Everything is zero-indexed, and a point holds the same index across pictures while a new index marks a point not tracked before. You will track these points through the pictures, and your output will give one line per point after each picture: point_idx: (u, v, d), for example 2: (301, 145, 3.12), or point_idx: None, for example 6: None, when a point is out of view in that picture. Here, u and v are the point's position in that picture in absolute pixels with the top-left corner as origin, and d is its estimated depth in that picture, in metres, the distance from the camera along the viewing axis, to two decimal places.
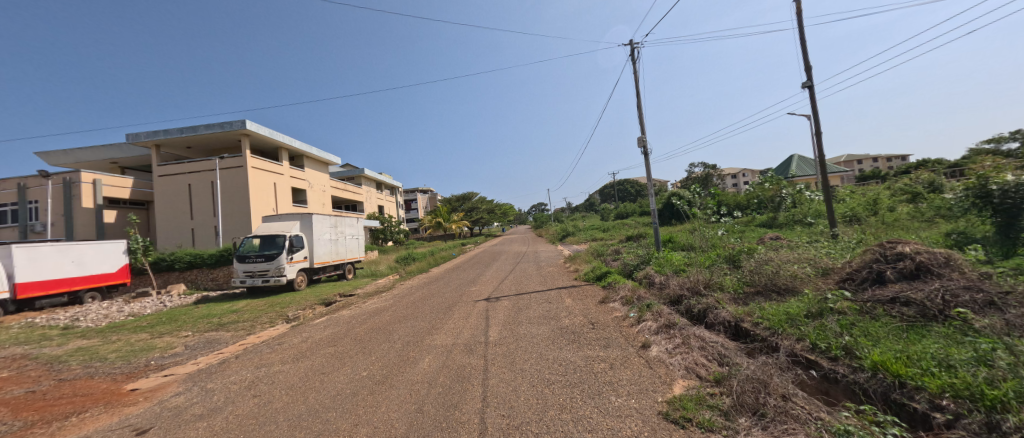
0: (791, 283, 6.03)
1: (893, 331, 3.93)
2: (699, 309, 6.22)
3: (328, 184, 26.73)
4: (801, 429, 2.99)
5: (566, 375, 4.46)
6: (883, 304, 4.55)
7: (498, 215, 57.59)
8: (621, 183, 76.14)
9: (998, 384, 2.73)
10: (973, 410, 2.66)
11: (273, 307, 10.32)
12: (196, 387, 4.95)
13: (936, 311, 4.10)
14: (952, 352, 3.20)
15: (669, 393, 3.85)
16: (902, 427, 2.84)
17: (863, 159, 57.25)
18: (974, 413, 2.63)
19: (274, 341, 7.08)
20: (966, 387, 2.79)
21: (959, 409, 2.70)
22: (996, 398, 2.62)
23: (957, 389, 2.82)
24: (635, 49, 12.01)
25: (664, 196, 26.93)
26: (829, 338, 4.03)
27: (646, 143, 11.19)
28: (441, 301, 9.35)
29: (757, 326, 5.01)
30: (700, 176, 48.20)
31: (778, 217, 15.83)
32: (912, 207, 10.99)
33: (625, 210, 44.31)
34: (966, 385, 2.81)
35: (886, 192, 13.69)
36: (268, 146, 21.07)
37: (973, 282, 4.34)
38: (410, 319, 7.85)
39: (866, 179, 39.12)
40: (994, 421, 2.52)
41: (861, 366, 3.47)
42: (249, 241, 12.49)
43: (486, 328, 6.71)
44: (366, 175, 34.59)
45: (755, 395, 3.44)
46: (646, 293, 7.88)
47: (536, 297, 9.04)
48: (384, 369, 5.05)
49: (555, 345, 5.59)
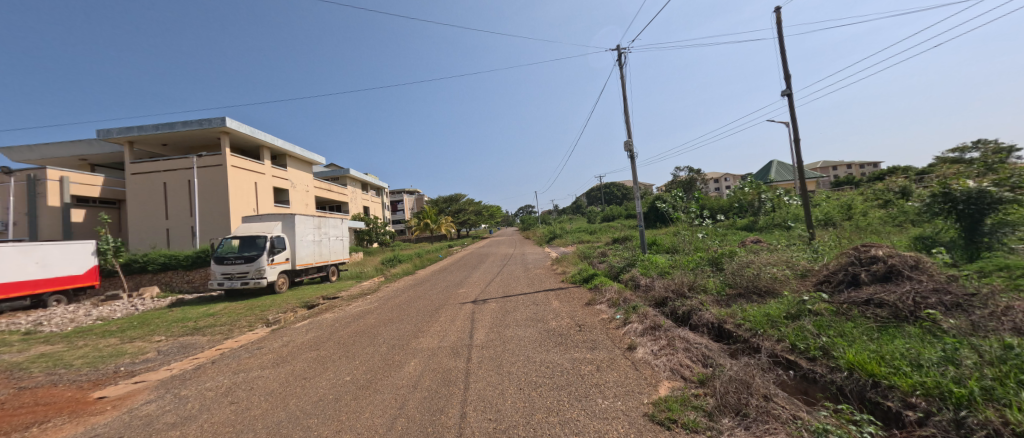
0: (771, 285, 6.22)
1: (867, 331, 4.08)
2: (683, 311, 6.32)
3: (312, 183, 26.20)
4: (782, 428, 3.05)
5: (553, 377, 4.46)
6: (858, 305, 4.72)
7: (486, 217, 57.40)
8: (609, 186, 77.30)
9: (966, 383, 2.83)
10: (942, 408, 2.75)
11: (252, 310, 10.01)
12: (168, 394, 4.74)
13: (907, 312, 4.26)
14: (923, 352, 3.32)
15: (654, 394, 3.89)
16: (876, 425, 2.92)
17: (839, 166, 59.48)
18: (944, 411, 2.72)
19: (253, 345, 6.87)
20: (936, 386, 2.89)
21: (929, 407, 2.80)
22: (962, 396, 2.71)
23: (928, 387, 2.92)
24: (621, 54, 12.09)
25: (649, 199, 27.39)
26: (807, 339, 4.17)
27: (632, 146, 11.31)
28: (427, 303, 9.24)
29: (739, 327, 5.13)
30: (684, 180, 49.08)
31: (758, 221, 16.30)
32: (884, 212, 11.48)
33: (613, 213, 44.78)
34: (936, 385, 2.90)
35: (860, 197, 14.26)
36: (248, 144, 20.52)
37: (940, 284, 4.54)
38: (396, 321, 7.74)
39: (843, 184, 40.79)
40: (961, 419, 2.61)
41: (838, 366, 3.60)
42: (228, 242, 12.10)
43: (472, 331, 6.65)
44: (352, 175, 34.00)
45: (737, 395, 3.50)
46: (632, 295, 7.95)
47: (523, 299, 9.03)
48: (369, 374, 4.95)
49: (542, 347, 5.59)
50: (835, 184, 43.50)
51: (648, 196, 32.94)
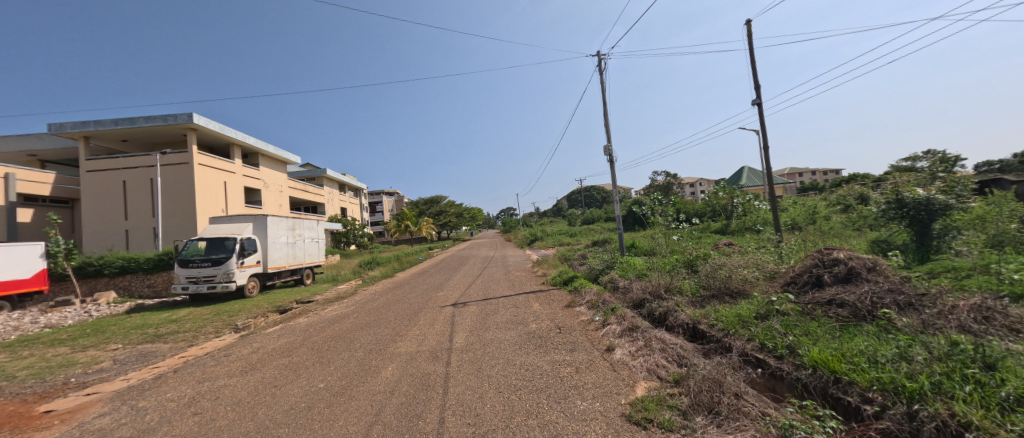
0: (742, 286, 6.47)
1: (829, 330, 4.31)
2: (660, 312, 6.47)
3: (286, 183, 25.33)
4: (751, 425, 3.17)
5: (533, 380, 4.46)
6: (821, 305, 4.97)
7: (468, 219, 57.02)
8: (589, 189, 78.35)
9: (917, 378, 3.02)
10: (896, 401, 2.93)
11: (219, 315, 9.55)
12: (124, 406, 4.46)
13: (865, 311, 4.53)
14: (879, 350, 3.53)
15: (632, 394, 3.96)
16: (837, 420, 3.08)
17: (804, 172, 62.49)
18: (898, 404, 2.90)
19: (219, 353, 6.54)
20: (891, 381, 3.08)
21: (885, 401, 2.98)
22: (914, 390, 2.90)
23: (883, 383, 3.11)
24: (601, 60, 12.32)
25: (627, 203, 27.96)
26: (775, 338, 4.36)
27: (611, 151, 11.53)
28: (406, 307, 9.08)
29: (712, 328, 5.30)
30: (662, 185, 50.35)
31: (730, 224, 16.92)
32: (845, 217, 12.15)
33: (592, 216, 45.39)
34: (891, 380, 3.09)
35: (823, 202, 15.04)
36: (217, 141, 19.64)
37: (895, 285, 4.85)
38: (373, 325, 7.57)
39: (808, 190, 42.89)
40: (913, 411, 2.79)
41: (803, 363, 3.77)
42: (194, 244, 11.52)
43: (452, 334, 6.57)
44: (328, 176, 33.09)
45: (710, 394, 3.61)
46: (611, 297, 8.07)
47: (504, 302, 9.01)
48: (344, 380, 4.81)
49: (522, 350, 5.59)
50: (800, 190, 45.68)
51: (627, 200, 33.60)
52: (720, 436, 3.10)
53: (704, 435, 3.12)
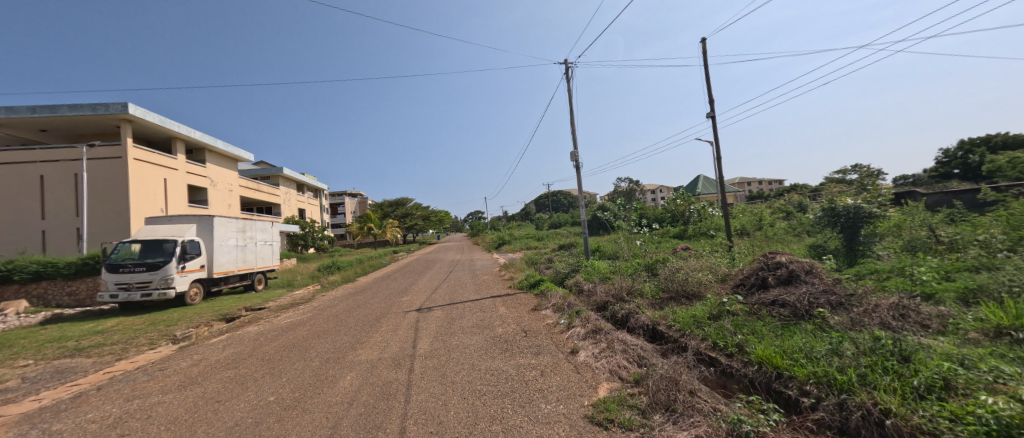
0: (697, 288, 6.82)
1: (773, 328, 4.64)
2: (622, 314, 6.67)
3: (236, 182, 23.65)
4: (703, 420, 3.34)
5: (498, 385, 4.43)
6: (766, 306, 5.35)
7: (434, 222, 56.04)
8: (555, 194, 79.64)
9: (846, 371, 3.32)
10: (829, 393, 3.21)
11: (154, 325, 8.70)
12: (34, 430, 3.92)
13: (804, 311, 4.92)
14: (815, 346, 3.85)
15: (594, 396, 4.04)
16: (779, 412, 3.32)
17: (751, 182, 67.29)
18: (830, 396, 3.18)
19: (153, 367, 5.94)
20: (824, 375, 3.36)
21: (819, 393, 3.25)
22: (843, 382, 3.19)
23: (818, 376, 3.39)
24: (569, 67, 12.61)
25: (592, 208, 28.70)
26: (726, 337, 4.63)
27: (577, 156, 11.79)
28: (367, 312, 8.75)
29: (670, 328, 5.54)
30: (624, 191, 52.24)
31: (687, 229, 17.83)
32: (787, 223, 13.20)
33: (558, 221, 46.12)
34: (825, 373, 3.37)
35: (768, 209, 16.27)
36: (157, 135, 17.98)
37: (828, 286, 5.32)
38: (331, 333, 7.21)
39: (756, 198, 46.15)
40: (843, 402, 3.07)
41: (750, 361, 4.03)
42: (126, 247, 10.43)
43: (416, 340, 6.39)
44: (286, 175, 31.22)
45: (667, 392, 3.76)
46: (576, 300, 8.22)
47: (470, 306, 8.91)
48: (298, 392, 4.53)
49: (488, 355, 5.54)
50: (748, 198, 49.09)
51: (592, 205, 34.46)
52: (676, 433, 3.23)
53: (662, 433, 3.24)
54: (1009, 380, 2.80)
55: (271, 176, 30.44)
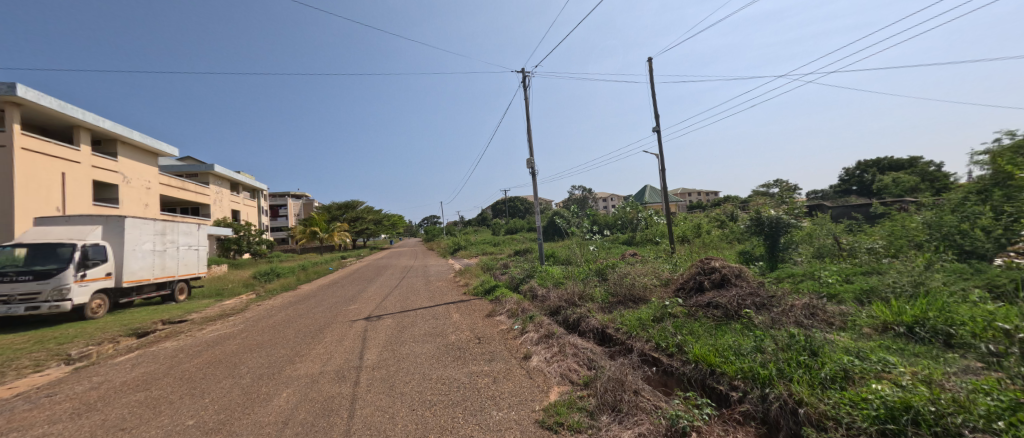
0: (642, 292, 7.24)
1: (708, 328, 5.06)
2: (574, 318, 6.89)
3: (156, 178, 21.21)
4: (646, 418, 3.56)
5: (449, 394, 4.40)
6: (702, 307, 5.81)
7: (387, 227, 54.03)
8: (511, 200, 80.21)
9: (767, 366, 3.72)
10: (753, 386, 3.58)
11: (46, 342, 7.54)
12: None
13: (734, 311, 5.42)
14: (743, 343, 4.26)
15: (545, 400, 4.16)
16: (712, 407, 3.63)
17: (691, 193, 72.58)
18: (754, 389, 3.54)
19: (42, 392, 5.14)
20: (749, 370, 3.74)
21: (745, 387, 3.61)
22: (765, 376, 3.56)
23: (744, 371, 3.75)
24: (526, 76, 12.90)
25: (548, 214, 29.31)
26: (667, 337, 4.97)
27: (533, 164, 12.03)
28: (309, 322, 8.25)
29: (618, 331, 5.83)
30: (577, 198, 53.92)
31: (635, 236, 18.82)
32: (722, 231, 14.42)
33: (514, 226, 46.47)
34: (749, 369, 3.75)
35: (705, 218, 17.66)
36: (55, 122, 15.70)
37: (754, 289, 5.90)
38: (267, 346, 6.71)
39: (696, 207, 49.83)
40: (765, 394, 3.43)
41: (688, 359, 4.37)
42: (9, 252, 8.98)
43: (363, 351, 6.14)
44: (217, 173, 28.51)
45: (614, 393, 3.96)
46: (530, 305, 8.35)
47: (422, 313, 8.72)
48: (225, 412, 4.16)
49: (440, 363, 5.47)
50: (689, 207, 52.79)
51: (548, 211, 35.20)
52: (621, 432, 3.41)
53: (608, 432, 3.41)
54: (892, 368, 3.29)
55: (200, 173, 27.66)
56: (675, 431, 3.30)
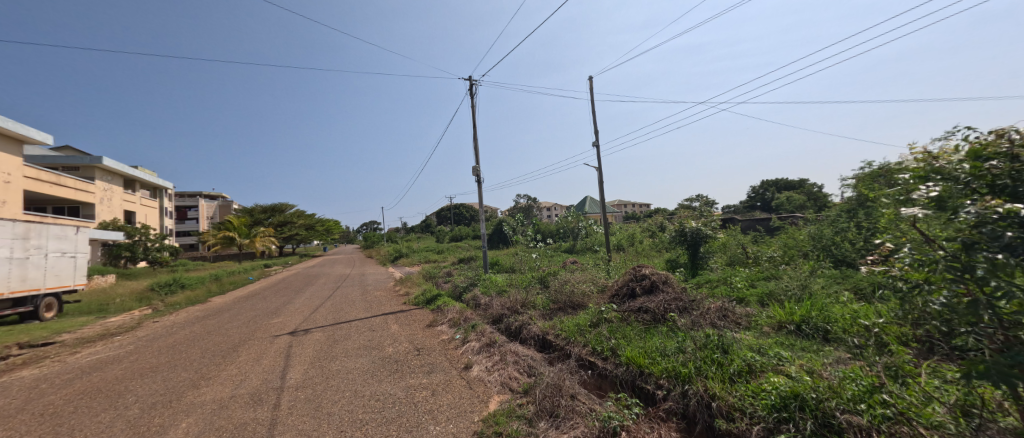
0: (580, 299, 7.63)
1: (638, 332, 5.47)
2: (516, 326, 7.07)
3: (16, 171, 18.31)
4: (581, 420, 3.80)
5: (383, 411, 4.37)
6: (633, 312, 6.25)
7: (319, 233, 50.83)
8: (458, 207, 79.79)
9: (687, 365, 4.12)
10: (675, 384, 3.94)
11: None
12: None
13: (661, 315, 5.91)
14: (668, 345, 4.67)
15: (485, 410, 4.29)
16: (640, 406, 3.95)
17: (629, 204, 77.31)
18: (676, 387, 3.91)
19: None
20: (672, 369, 4.11)
21: (668, 385, 3.97)
22: (685, 374, 3.94)
23: (667, 371, 4.12)
24: (473, 86, 13.09)
25: (493, 222, 29.60)
26: (603, 342, 5.29)
27: (479, 172, 12.16)
28: (222, 340, 7.66)
29: (558, 337, 6.10)
30: (524, 206, 55.02)
31: (577, 244, 19.64)
32: (653, 240, 15.57)
33: (460, 233, 46.31)
34: (672, 368, 4.13)
35: (638, 228, 18.89)
36: None
37: (677, 294, 6.47)
38: (174, 368, 6.13)
39: (634, 217, 52.96)
40: (685, 390, 3.80)
41: (620, 362, 4.69)
42: None
43: (286, 370, 5.85)
44: (104, 167, 25.37)
45: (552, 399, 4.17)
46: (473, 314, 8.43)
47: (357, 326, 8.46)
48: None
49: (375, 378, 5.39)
50: (626, 217, 55.99)
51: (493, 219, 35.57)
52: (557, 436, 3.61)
53: None
54: (785, 361, 3.82)
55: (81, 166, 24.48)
56: (606, 432, 3.58)
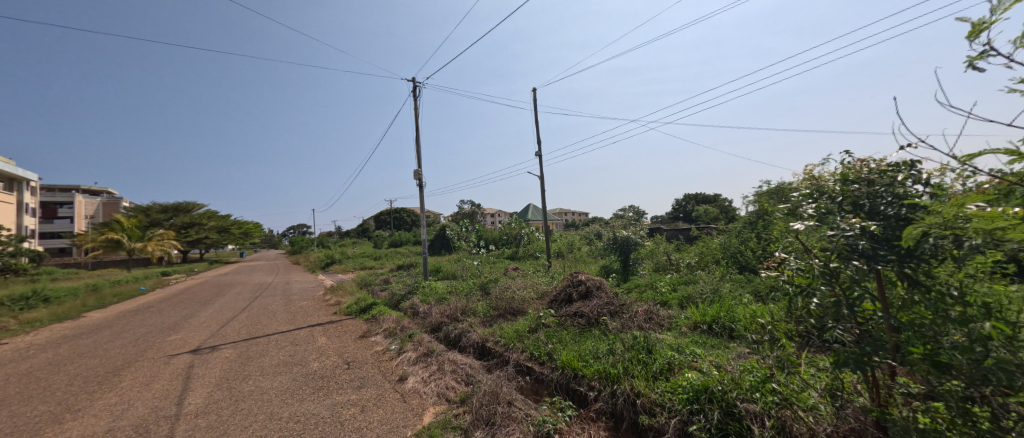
0: (520, 305, 7.70)
1: (574, 335, 5.62)
2: (455, 334, 6.93)
3: None
4: (516, 427, 3.79)
5: (302, 433, 4.02)
6: (570, 317, 6.43)
7: (236, 236, 46.09)
8: (398, 211, 77.06)
9: (616, 365, 4.30)
10: (605, 385, 4.10)
11: None
12: None
13: (595, 319, 6.14)
14: (600, 347, 4.85)
15: (419, 424, 4.14)
16: (573, 408, 4.05)
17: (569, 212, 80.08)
18: (606, 387, 4.06)
19: None
20: (603, 370, 4.27)
21: (599, 386, 4.12)
22: (614, 374, 4.11)
23: (599, 372, 4.27)
24: (416, 87, 12.75)
25: (435, 227, 29.01)
26: (540, 347, 5.36)
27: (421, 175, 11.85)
28: (100, 362, 6.58)
29: (497, 344, 6.07)
30: (467, 212, 54.65)
31: (519, 250, 19.89)
32: (590, 247, 16.27)
33: (400, 238, 44.68)
34: (603, 369, 4.29)
35: (578, 235, 19.68)
36: None
37: (610, 298, 6.77)
38: (37, 399, 5.13)
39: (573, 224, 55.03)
40: (614, 390, 3.97)
41: (555, 366, 4.78)
42: None
43: (184, 394, 5.17)
44: None
45: (488, 407, 4.12)
46: (410, 323, 8.14)
47: (278, 340, 7.78)
48: None
49: (295, 398, 4.96)
50: (566, 225, 58.00)
51: None
52: None
53: None
54: (700, 358, 4.14)
55: None
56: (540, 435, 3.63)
